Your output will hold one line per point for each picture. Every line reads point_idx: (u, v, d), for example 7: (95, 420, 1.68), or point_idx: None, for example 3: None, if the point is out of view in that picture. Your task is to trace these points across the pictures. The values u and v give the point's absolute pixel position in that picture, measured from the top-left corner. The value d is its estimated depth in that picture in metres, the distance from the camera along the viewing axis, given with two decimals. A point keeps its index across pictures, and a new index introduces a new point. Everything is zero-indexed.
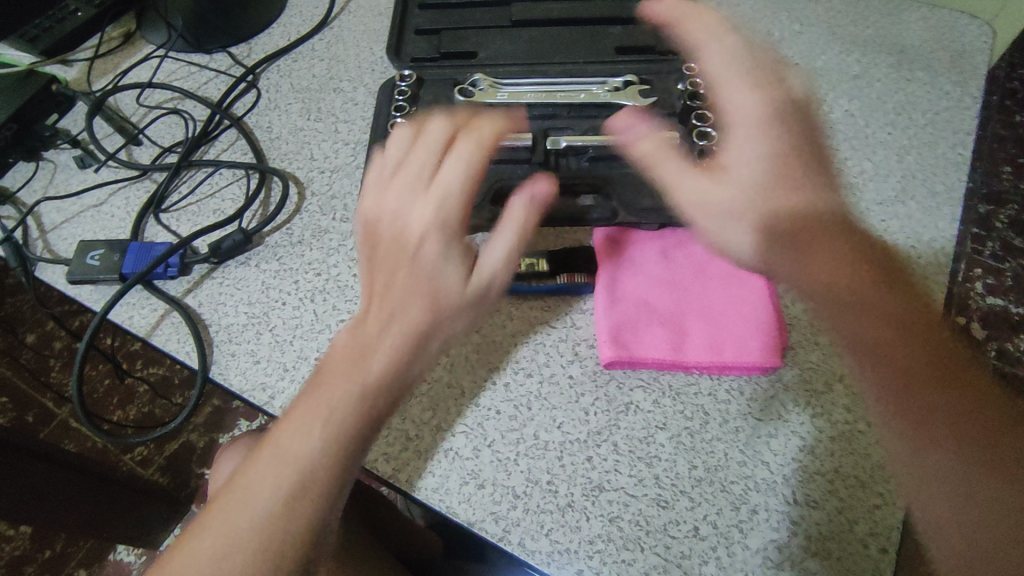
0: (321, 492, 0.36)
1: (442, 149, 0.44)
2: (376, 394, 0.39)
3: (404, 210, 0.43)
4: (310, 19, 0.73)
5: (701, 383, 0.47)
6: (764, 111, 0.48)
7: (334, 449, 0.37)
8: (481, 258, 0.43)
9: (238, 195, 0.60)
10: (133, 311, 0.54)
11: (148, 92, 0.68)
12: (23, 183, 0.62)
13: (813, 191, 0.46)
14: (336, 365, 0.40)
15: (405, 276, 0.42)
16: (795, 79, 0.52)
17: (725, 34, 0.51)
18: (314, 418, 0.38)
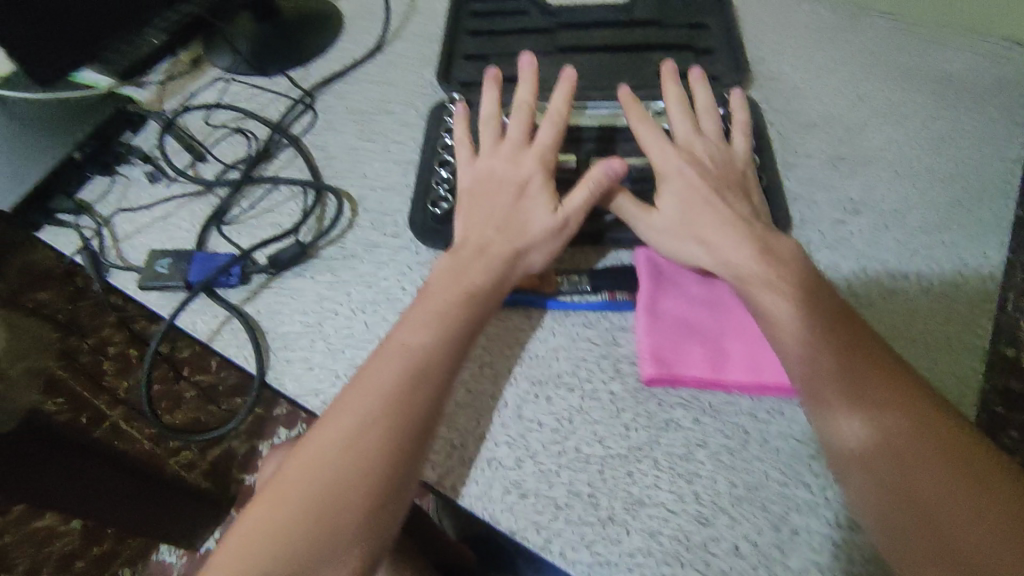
0: (395, 444, 0.42)
1: (530, 111, 0.58)
2: (441, 355, 0.46)
3: (505, 168, 0.55)
4: (364, 45, 0.77)
5: (741, 403, 0.48)
6: (697, 163, 0.55)
7: (406, 405, 0.43)
8: (564, 201, 0.53)
9: (295, 210, 0.63)
10: (196, 317, 0.57)
11: (214, 113, 0.72)
12: (99, 196, 0.66)
13: (733, 219, 0.51)
14: (407, 331, 0.47)
15: (507, 211, 0.53)
16: (742, 151, 0.57)
17: (681, 110, 0.58)
18: (387, 378, 0.44)
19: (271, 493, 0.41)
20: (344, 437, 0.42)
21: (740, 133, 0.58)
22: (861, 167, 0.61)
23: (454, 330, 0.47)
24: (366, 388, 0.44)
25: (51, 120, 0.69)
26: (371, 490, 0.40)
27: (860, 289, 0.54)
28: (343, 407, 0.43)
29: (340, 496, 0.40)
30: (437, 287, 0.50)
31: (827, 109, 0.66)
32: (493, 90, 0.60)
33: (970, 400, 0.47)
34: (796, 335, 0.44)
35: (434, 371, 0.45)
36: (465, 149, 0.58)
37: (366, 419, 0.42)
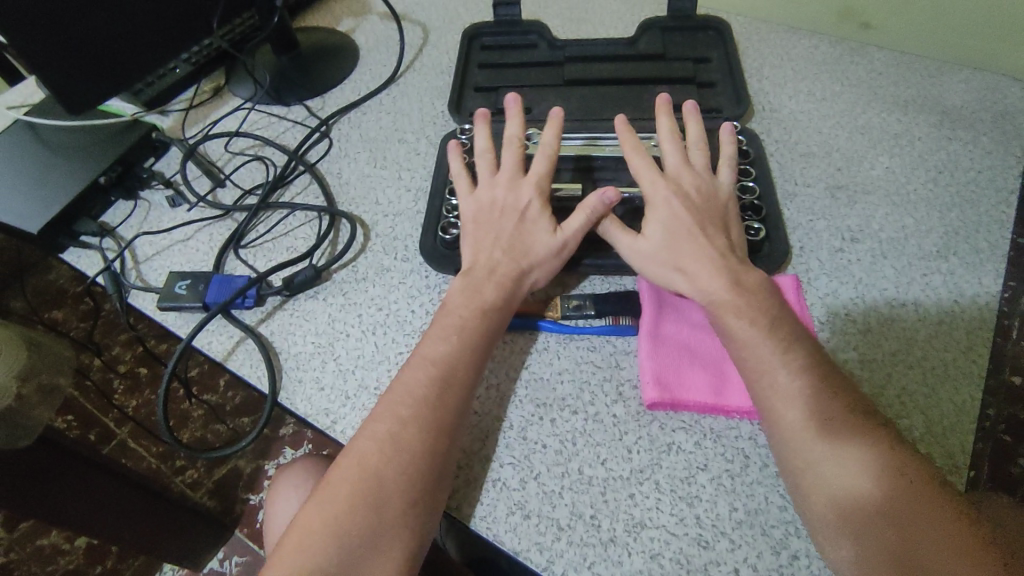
0: (430, 444, 0.44)
1: (521, 145, 0.61)
2: (465, 362, 0.48)
3: (505, 196, 0.57)
4: (379, 76, 0.80)
5: (741, 428, 0.49)
6: (681, 194, 0.56)
7: (436, 408, 0.46)
8: (564, 225, 0.56)
9: (310, 234, 0.65)
10: (212, 337, 0.59)
11: (234, 140, 0.75)
12: (122, 220, 0.69)
13: (710, 250, 0.52)
14: (430, 343, 0.50)
15: (510, 235, 0.55)
16: (727, 184, 0.58)
17: (673, 143, 0.60)
18: (417, 384, 0.47)
19: (317, 494, 0.43)
20: (382, 441, 0.44)
21: (726, 168, 0.59)
22: (860, 197, 0.63)
23: (478, 339, 0.50)
24: (397, 395, 0.46)
25: (78, 145, 0.71)
26: (411, 488, 0.42)
27: (859, 316, 0.55)
28: (377, 413, 0.46)
29: (381, 494, 0.42)
30: (453, 303, 0.52)
31: (826, 140, 0.68)
32: (484, 126, 0.63)
33: (968, 428, 0.48)
34: (804, 353, 0.46)
35: (460, 377, 0.47)
36: (464, 182, 0.60)
37: (401, 423, 0.45)
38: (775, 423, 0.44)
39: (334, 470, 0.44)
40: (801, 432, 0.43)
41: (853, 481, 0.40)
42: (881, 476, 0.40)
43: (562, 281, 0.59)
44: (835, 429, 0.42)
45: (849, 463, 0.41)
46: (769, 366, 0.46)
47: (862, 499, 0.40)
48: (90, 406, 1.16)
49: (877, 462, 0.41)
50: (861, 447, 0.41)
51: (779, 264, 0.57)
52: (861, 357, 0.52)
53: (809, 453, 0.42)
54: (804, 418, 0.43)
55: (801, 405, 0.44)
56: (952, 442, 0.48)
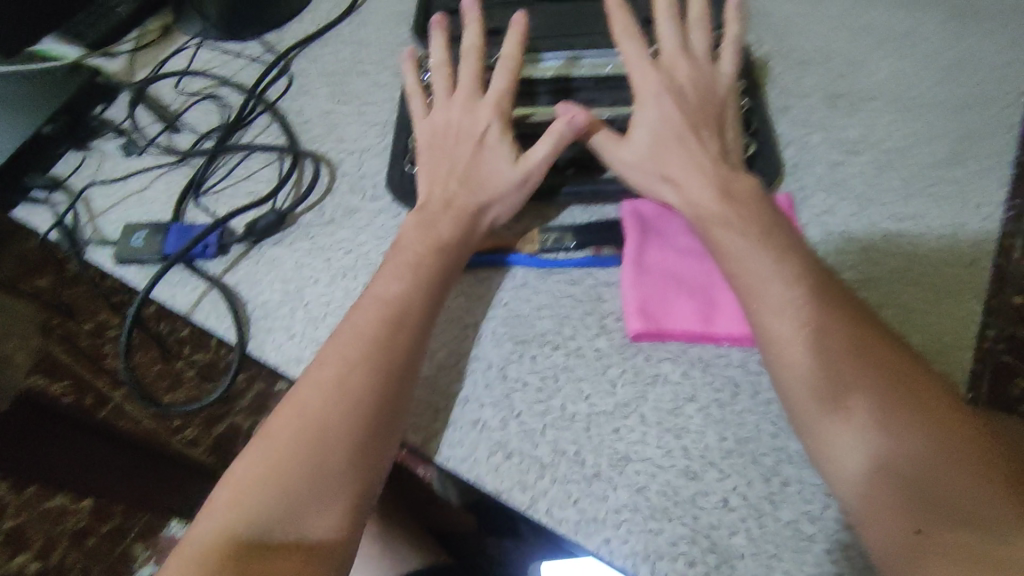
0: (379, 389, 0.42)
1: (479, 58, 0.56)
2: (419, 301, 0.46)
3: (461, 119, 0.54)
4: (338, 4, 0.74)
5: (731, 355, 0.47)
6: (676, 90, 0.53)
7: (387, 351, 0.43)
8: (527, 155, 0.52)
9: (272, 177, 0.61)
10: (175, 289, 0.56)
11: (186, 80, 0.70)
12: (73, 169, 0.64)
13: (701, 156, 0.50)
14: (383, 283, 0.47)
15: (467, 164, 0.52)
16: (728, 74, 0.54)
17: (671, 24, 0.55)
18: (367, 327, 0.44)
19: (257, 442, 0.41)
20: (327, 387, 0.42)
21: (729, 51, 0.55)
22: (858, 107, 0.58)
23: (433, 278, 0.47)
24: (343, 338, 0.44)
25: (21, 96, 0.67)
26: (359, 434, 0.41)
27: (856, 232, 0.52)
28: (324, 357, 0.43)
29: (326, 441, 0.40)
30: (406, 242, 0.49)
31: (823, 46, 0.62)
32: (440, 33, 0.57)
33: (969, 343, 0.46)
34: (790, 271, 0.43)
35: (412, 318, 0.45)
36: (418, 102, 0.56)
37: (348, 367, 0.42)
38: (767, 334, 0.42)
39: (274, 419, 0.42)
40: (793, 342, 0.41)
41: (846, 390, 0.38)
42: (875, 382, 0.38)
43: (541, 212, 0.56)
44: (828, 338, 0.40)
45: (841, 371, 0.39)
46: (760, 275, 0.44)
47: (856, 407, 0.38)
48: (82, 372, 1.17)
49: (872, 367, 0.39)
50: (855, 355, 0.39)
51: (772, 182, 0.54)
52: (858, 275, 0.49)
53: (800, 366, 0.40)
54: (796, 327, 0.41)
55: (792, 315, 0.42)
56: (953, 358, 0.45)
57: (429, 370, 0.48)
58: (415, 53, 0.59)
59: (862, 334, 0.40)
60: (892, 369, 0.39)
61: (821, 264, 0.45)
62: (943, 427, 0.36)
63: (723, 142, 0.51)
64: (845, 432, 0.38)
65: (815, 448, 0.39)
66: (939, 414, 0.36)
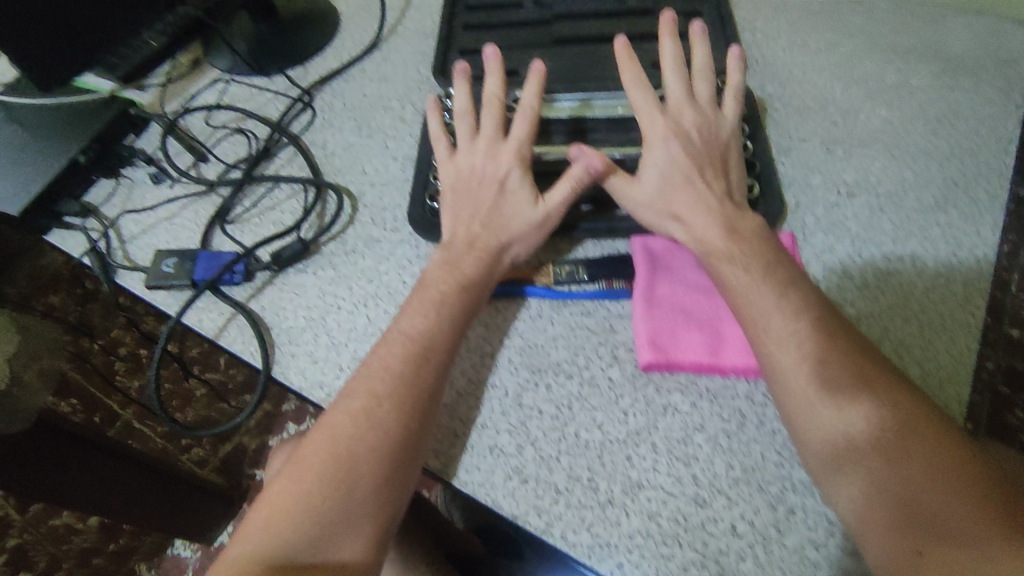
0: (404, 420, 0.44)
1: (502, 106, 0.59)
2: (442, 336, 0.48)
3: (484, 164, 0.56)
4: (360, 42, 0.78)
5: (738, 386, 0.49)
6: (683, 135, 0.55)
7: (411, 384, 0.45)
8: (546, 197, 0.55)
9: (297, 208, 0.64)
10: (202, 315, 0.58)
11: (215, 113, 0.73)
12: (104, 198, 0.67)
13: (708, 197, 0.52)
14: (408, 316, 0.49)
15: (489, 207, 0.55)
16: (731, 120, 0.58)
17: (677, 73, 0.59)
18: (392, 359, 0.46)
19: (289, 469, 0.43)
20: (356, 416, 0.44)
21: (732, 98, 0.58)
22: (856, 150, 0.61)
23: (456, 313, 0.49)
24: (372, 370, 0.46)
25: (55, 124, 0.69)
26: (387, 464, 0.42)
27: (855, 270, 0.54)
28: (352, 389, 0.45)
29: (355, 469, 0.42)
30: (429, 276, 0.51)
31: (824, 93, 0.66)
32: (465, 83, 0.61)
33: (964, 379, 0.48)
34: (794, 307, 0.45)
35: (437, 353, 0.47)
36: (442, 146, 0.59)
37: (375, 399, 0.44)
38: (773, 366, 0.44)
39: (305, 446, 0.43)
40: (798, 375, 0.43)
41: (849, 422, 0.40)
42: (876, 413, 0.40)
43: (555, 245, 0.58)
44: (830, 370, 0.42)
45: (842, 402, 0.41)
46: (764, 310, 0.46)
47: (857, 437, 0.40)
48: None
49: (872, 398, 0.41)
50: (856, 386, 0.41)
51: (775, 220, 0.57)
52: (857, 312, 0.52)
53: (805, 400, 0.42)
54: (799, 360, 0.43)
55: (794, 348, 0.44)
56: (948, 393, 0.48)
57: (449, 398, 0.50)
58: (438, 100, 0.62)
59: (863, 366, 0.42)
60: (891, 400, 0.40)
61: (823, 299, 0.47)
62: (941, 457, 0.38)
63: (727, 182, 0.54)
64: (848, 461, 0.40)
65: (820, 476, 0.41)
66: (937, 444, 0.38)
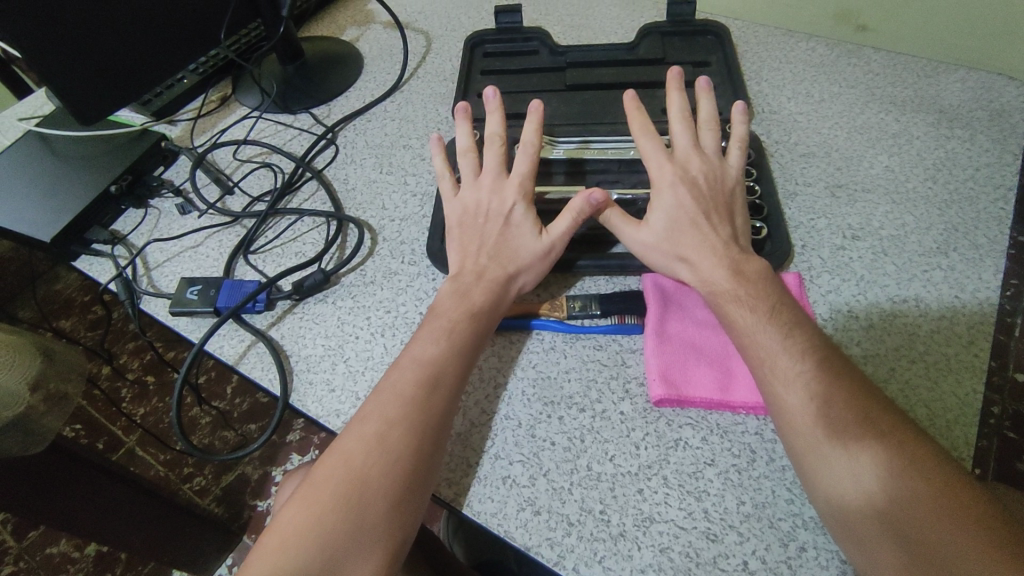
0: (417, 447, 0.45)
1: (503, 144, 0.62)
2: (455, 364, 0.49)
3: (489, 199, 0.58)
4: (383, 84, 0.82)
5: (747, 422, 0.50)
6: (691, 180, 0.58)
7: (425, 413, 0.46)
8: (549, 228, 0.57)
9: (318, 240, 0.66)
10: (224, 342, 0.60)
11: (242, 148, 0.76)
12: (133, 228, 0.70)
13: (714, 239, 0.54)
14: (420, 345, 0.50)
15: (495, 240, 0.56)
16: (735, 167, 0.60)
17: (683, 124, 0.62)
18: (405, 389, 0.47)
19: (302, 493, 0.43)
20: (368, 441, 0.45)
21: (737, 148, 0.61)
22: (859, 196, 0.63)
23: (465, 341, 0.51)
24: (385, 394, 0.47)
25: (89, 155, 0.73)
26: (398, 489, 0.43)
27: (861, 311, 0.56)
28: (365, 414, 0.46)
29: (368, 493, 0.42)
30: (442, 309, 0.53)
31: (827, 140, 0.69)
32: (467, 123, 0.64)
33: (971, 420, 0.49)
34: (804, 348, 0.47)
35: (447, 379, 0.48)
36: (448, 183, 0.62)
37: (387, 425, 0.45)
38: (780, 404, 0.45)
39: (317, 471, 0.44)
40: (805, 414, 0.44)
41: (859, 461, 0.41)
42: (887, 453, 0.41)
43: (567, 281, 0.60)
44: (835, 409, 0.43)
45: (850, 442, 0.42)
46: (770, 349, 0.47)
47: (864, 476, 0.40)
48: (98, 415, 1.22)
49: (879, 438, 0.41)
50: (863, 427, 0.42)
51: (782, 261, 0.58)
52: (864, 352, 0.53)
53: (814, 438, 0.43)
54: (806, 399, 0.44)
55: (801, 388, 0.45)
56: (956, 434, 0.48)
57: (462, 427, 0.51)
58: (442, 139, 0.64)
59: (868, 407, 0.43)
60: (899, 440, 0.41)
61: (827, 339, 0.48)
62: (949, 499, 0.38)
63: (732, 227, 0.56)
64: (857, 499, 0.40)
65: (830, 514, 0.41)
66: (945, 486, 0.39)
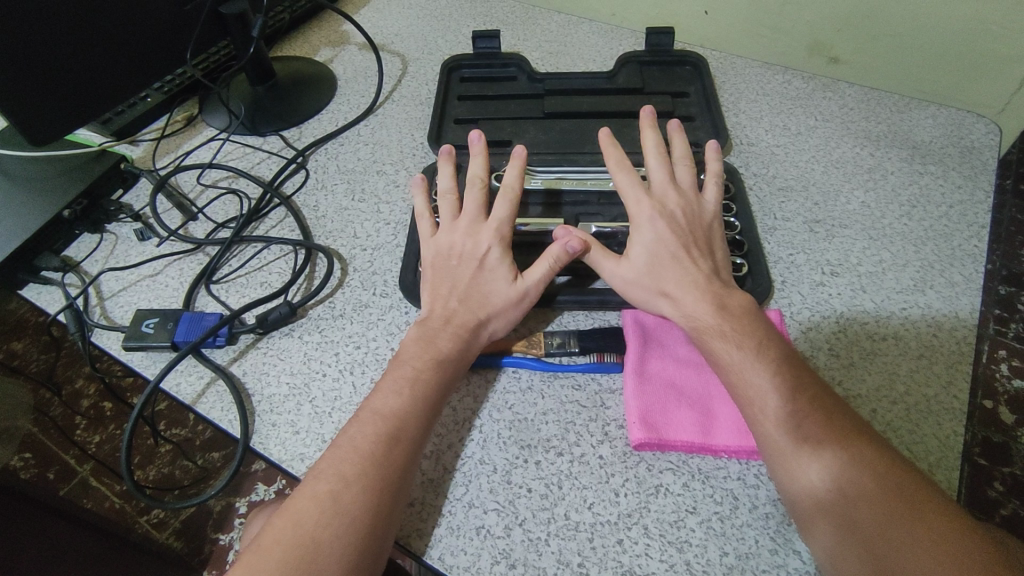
0: (374, 507, 0.42)
1: (484, 186, 0.60)
2: (415, 417, 0.47)
3: (464, 242, 0.57)
4: (356, 107, 0.80)
5: (729, 467, 0.48)
6: (666, 214, 0.57)
7: (384, 468, 0.44)
8: (524, 274, 0.55)
9: (285, 269, 0.63)
10: (181, 379, 0.56)
11: (207, 172, 0.73)
12: (87, 254, 0.67)
13: (696, 274, 0.53)
14: (381, 397, 0.48)
15: (468, 284, 0.54)
16: (711, 202, 0.59)
17: (659, 159, 0.61)
18: (363, 443, 0.45)
19: (248, 559, 0.40)
20: (322, 500, 0.42)
21: (713, 184, 0.60)
22: (837, 230, 0.63)
23: (428, 391, 0.48)
24: (340, 451, 0.45)
25: (40, 176, 0.69)
26: (351, 552, 0.40)
27: (841, 349, 0.55)
28: (318, 471, 0.44)
29: (319, 557, 0.39)
30: (407, 356, 0.51)
31: (804, 173, 0.69)
32: (450, 166, 0.63)
33: (954, 463, 0.48)
34: (789, 387, 0.45)
35: (409, 434, 0.46)
36: (425, 223, 0.60)
37: (343, 484, 0.43)
38: (772, 445, 0.44)
39: (266, 534, 0.41)
40: (795, 454, 0.43)
41: (853, 503, 0.40)
42: (880, 493, 0.39)
43: (547, 317, 0.59)
44: (827, 450, 0.42)
45: (845, 485, 0.40)
46: (761, 388, 0.46)
47: (858, 521, 0.39)
48: (49, 444, 1.15)
49: (875, 483, 0.40)
50: (858, 470, 0.40)
51: (764, 299, 0.58)
52: (845, 392, 0.52)
53: (806, 478, 0.42)
54: (798, 442, 0.43)
55: (794, 428, 0.44)
56: (939, 478, 0.47)
57: (434, 472, 0.49)
58: (423, 179, 0.63)
59: (862, 447, 0.42)
60: (893, 481, 0.40)
61: (815, 376, 0.47)
62: (952, 540, 0.36)
63: (711, 263, 0.55)
64: (850, 545, 0.38)
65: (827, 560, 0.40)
66: (946, 541, 0.36)
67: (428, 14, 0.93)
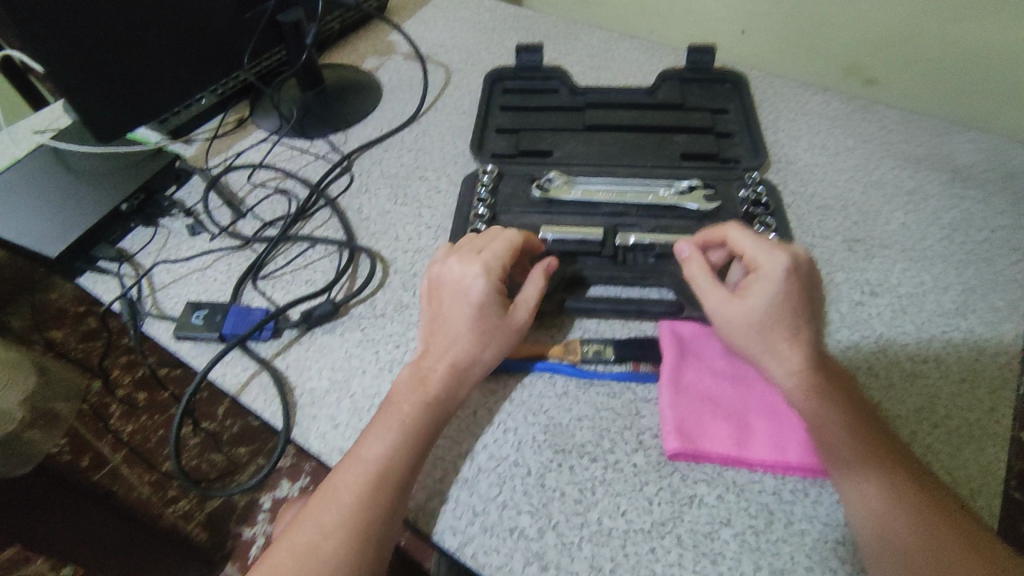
0: (351, 558, 0.43)
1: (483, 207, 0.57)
2: (400, 457, 0.47)
3: (455, 270, 0.54)
4: (400, 115, 0.82)
5: (765, 482, 0.48)
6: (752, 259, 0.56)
7: (362, 515, 0.44)
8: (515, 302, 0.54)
9: (329, 268, 0.65)
10: (226, 369, 0.58)
11: (256, 172, 0.76)
12: (141, 246, 0.69)
13: None
14: (371, 436, 0.48)
15: (459, 316, 0.52)
16: None
17: None
18: (347, 489, 0.45)
19: None
20: (301, 552, 0.43)
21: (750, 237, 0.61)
22: (877, 251, 0.63)
23: (418, 432, 0.48)
24: (323, 498, 0.45)
25: (99, 171, 0.72)
26: None
27: (881, 369, 0.54)
28: (302, 520, 0.45)
29: None
30: (436, 367, 0.51)
31: (843, 193, 0.69)
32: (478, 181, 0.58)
33: (996, 490, 0.47)
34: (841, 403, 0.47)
35: (394, 478, 0.46)
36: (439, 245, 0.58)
37: (321, 535, 0.43)
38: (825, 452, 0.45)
39: None
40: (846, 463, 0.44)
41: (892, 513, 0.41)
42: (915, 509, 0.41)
43: (582, 325, 0.59)
44: (873, 463, 0.44)
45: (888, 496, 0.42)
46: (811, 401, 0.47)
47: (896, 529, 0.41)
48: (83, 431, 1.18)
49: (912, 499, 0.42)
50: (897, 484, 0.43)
51: None
52: (885, 413, 0.51)
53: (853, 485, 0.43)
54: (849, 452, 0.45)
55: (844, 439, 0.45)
56: (980, 504, 0.47)
57: (469, 472, 0.50)
58: None
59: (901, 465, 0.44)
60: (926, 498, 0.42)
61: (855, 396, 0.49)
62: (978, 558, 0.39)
63: (816, 316, 0.51)
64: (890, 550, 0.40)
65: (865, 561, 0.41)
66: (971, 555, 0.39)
67: (473, 27, 0.95)
